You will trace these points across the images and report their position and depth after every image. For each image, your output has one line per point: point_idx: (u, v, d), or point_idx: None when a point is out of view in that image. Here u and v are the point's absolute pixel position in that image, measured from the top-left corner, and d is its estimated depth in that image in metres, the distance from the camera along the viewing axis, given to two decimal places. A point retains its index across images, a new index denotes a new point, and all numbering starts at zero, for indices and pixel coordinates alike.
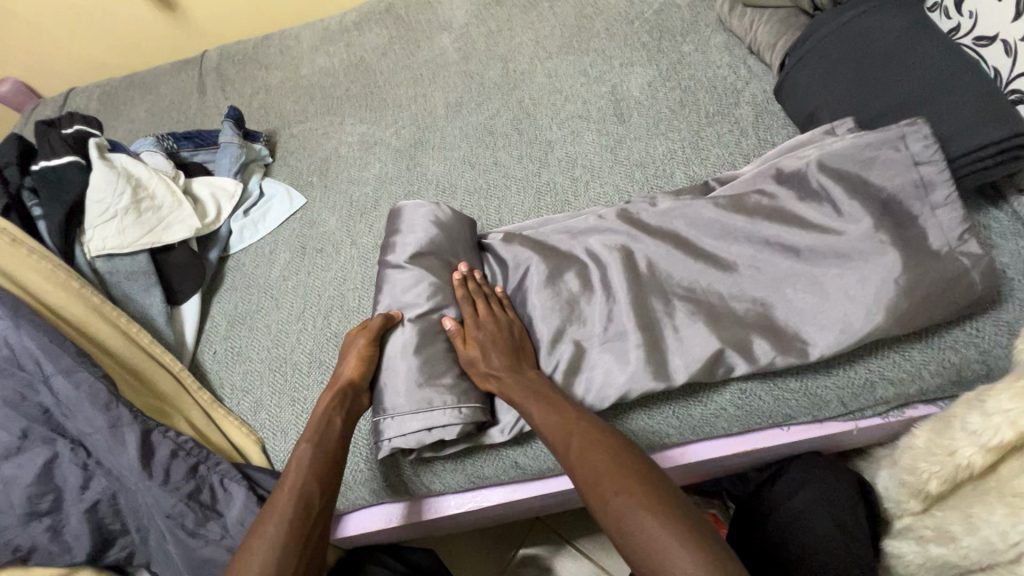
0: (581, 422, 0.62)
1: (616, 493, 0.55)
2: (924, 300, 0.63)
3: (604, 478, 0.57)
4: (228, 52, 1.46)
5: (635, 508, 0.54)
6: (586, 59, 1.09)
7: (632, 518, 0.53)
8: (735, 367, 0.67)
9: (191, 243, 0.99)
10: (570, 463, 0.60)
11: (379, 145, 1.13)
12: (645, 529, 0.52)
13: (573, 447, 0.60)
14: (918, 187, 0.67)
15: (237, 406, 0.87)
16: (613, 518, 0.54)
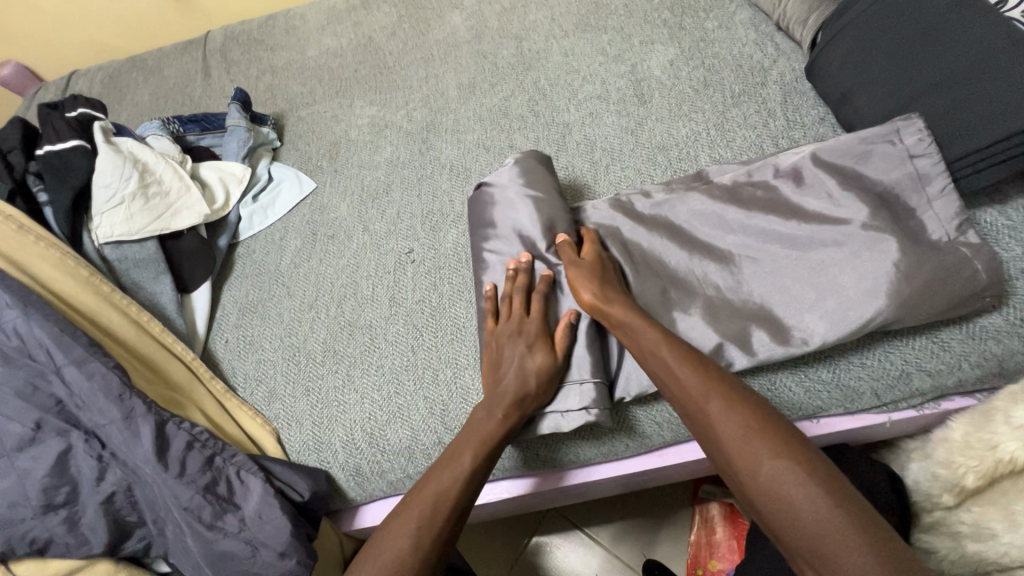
0: (722, 382, 0.59)
1: (772, 461, 0.53)
2: (966, 290, 0.61)
3: (759, 447, 0.54)
4: (233, 32, 1.42)
5: (796, 484, 0.51)
6: (604, 37, 1.05)
7: (793, 495, 0.50)
8: (767, 358, 0.65)
9: (200, 230, 0.97)
10: (709, 421, 0.58)
11: (390, 128, 1.10)
12: (811, 508, 0.49)
13: (715, 405, 0.58)
14: (914, 180, 0.68)
15: (250, 395, 0.85)
16: (770, 492, 0.52)
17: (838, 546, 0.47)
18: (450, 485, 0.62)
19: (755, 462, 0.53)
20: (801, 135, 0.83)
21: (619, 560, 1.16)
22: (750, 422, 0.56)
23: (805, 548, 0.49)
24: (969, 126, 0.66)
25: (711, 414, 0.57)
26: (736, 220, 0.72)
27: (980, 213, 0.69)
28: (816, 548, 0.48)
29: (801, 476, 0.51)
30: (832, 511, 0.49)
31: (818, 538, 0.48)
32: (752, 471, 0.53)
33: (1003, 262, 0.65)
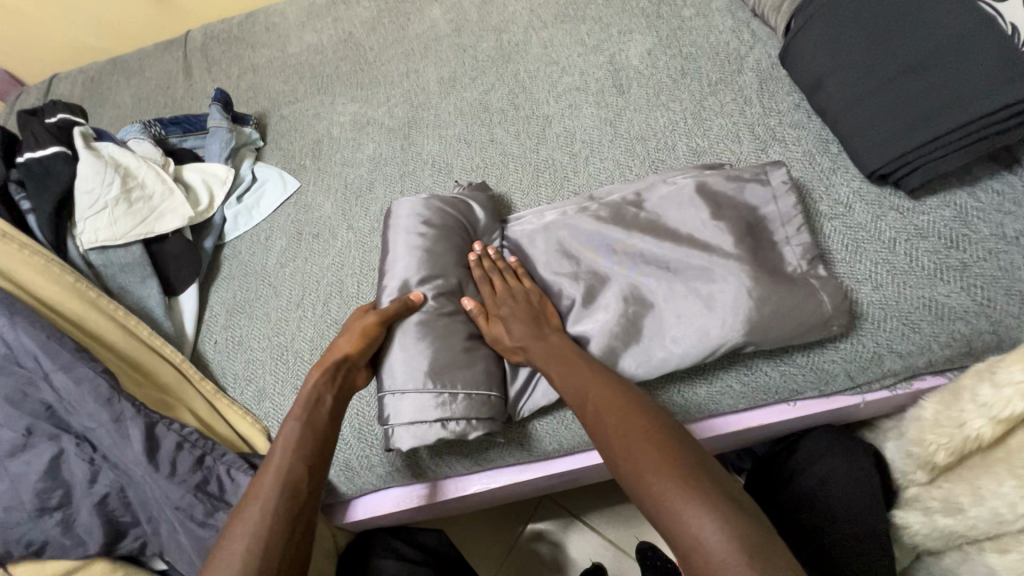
0: (600, 381, 0.61)
1: (634, 447, 0.54)
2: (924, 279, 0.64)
3: (620, 440, 0.55)
4: (213, 31, 1.41)
5: (650, 469, 0.52)
6: (582, 28, 1.05)
7: (647, 481, 0.51)
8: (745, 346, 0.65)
9: (185, 233, 0.98)
10: (587, 418, 0.59)
11: (372, 125, 1.10)
12: (658, 486, 0.50)
13: (592, 403, 0.59)
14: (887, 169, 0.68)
15: (241, 395, 0.87)
16: (632, 480, 0.53)
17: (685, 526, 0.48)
18: (293, 478, 0.59)
19: (619, 452, 0.54)
20: (777, 122, 0.83)
21: (612, 543, 1.18)
22: (619, 414, 0.57)
23: (666, 528, 0.49)
24: (936, 110, 0.66)
25: (589, 409, 0.59)
26: (663, 226, 0.73)
27: (951, 195, 0.70)
28: (669, 526, 0.49)
29: (659, 459, 0.52)
30: (682, 486, 0.49)
31: (666, 518, 0.49)
32: (618, 462, 0.54)
33: (970, 244, 0.67)
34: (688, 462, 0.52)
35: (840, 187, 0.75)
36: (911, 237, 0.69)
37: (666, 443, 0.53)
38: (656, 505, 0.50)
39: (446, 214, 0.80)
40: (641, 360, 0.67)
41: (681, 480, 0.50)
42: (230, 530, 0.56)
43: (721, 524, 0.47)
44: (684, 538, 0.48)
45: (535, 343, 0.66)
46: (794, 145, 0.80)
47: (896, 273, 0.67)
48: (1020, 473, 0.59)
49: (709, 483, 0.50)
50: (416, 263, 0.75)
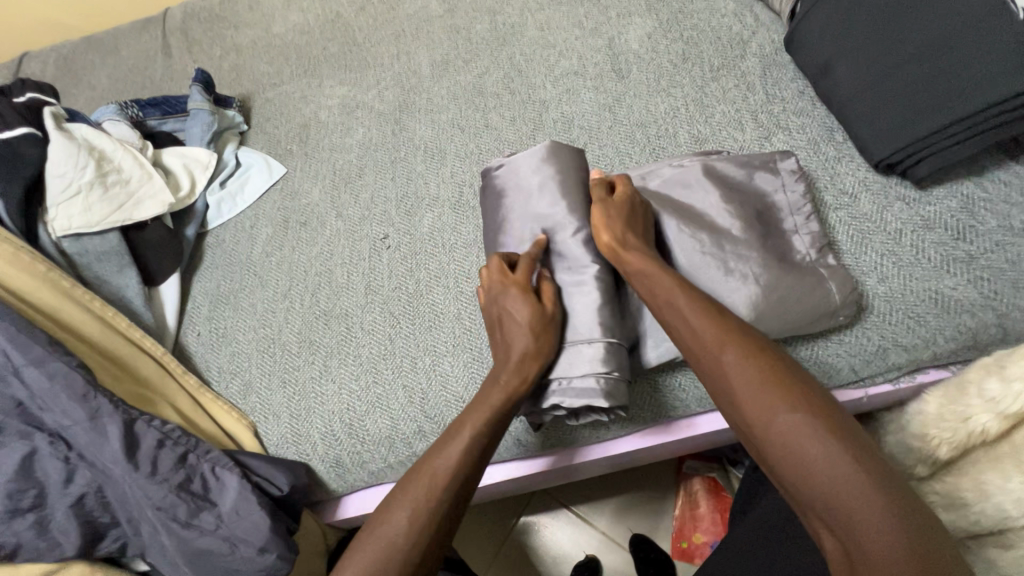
0: (738, 338, 0.56)
1: (786, 415, 0.50)
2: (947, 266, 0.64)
3: (770, 408, 0.51)
4: (193, 9, 1.34)
5: (809, 440, 0.48)
6: (580, 10, 1.01)
7: (802, 457, 0.48)
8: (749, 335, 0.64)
9: (165, 220, 0.93)
10: (722, 378, 0.55)
11: (361, 109, 1.06)
12: (818, 461, 0.47)
13: (731, 362, 0.54)
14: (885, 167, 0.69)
15: (226, 389, 0.84)
16: (783, 453, 0.49)
17: (848, 501, 0.45)
18: (444, 464, 0.58)
19: (764, 422, 0.51)
20: (780, 109, 0.81)
21: (605, 536, 1.18)
22: (763, 377, 0.52)
23: (821, 506, 0.47)
24: (947, 99, 0.65)
25: (725, 371, 0.55)
26: (670, 208, 0.70)
27: (958, 185, 0.69)
28: (833, 505, 0.46)
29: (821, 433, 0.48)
30: (846, 465, 0.46)
31: (827, 493, 0.46)
32: (766, 433, 0.51)
33: (978, 235, 0.65)
34: (853, 436, 0.48)
35: (845, 177, 0.73)
36: (917, 228, 0.67)
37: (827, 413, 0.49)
38: (810, 482, 0.47)
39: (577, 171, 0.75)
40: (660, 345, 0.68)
41: (845, 458, 0.46)
42: (380, 516, 0.57)
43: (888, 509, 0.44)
44: (842, 520, 0.45)
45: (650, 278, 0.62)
46: (798, 134, 0.78)
47: (902, 265, 0.66)
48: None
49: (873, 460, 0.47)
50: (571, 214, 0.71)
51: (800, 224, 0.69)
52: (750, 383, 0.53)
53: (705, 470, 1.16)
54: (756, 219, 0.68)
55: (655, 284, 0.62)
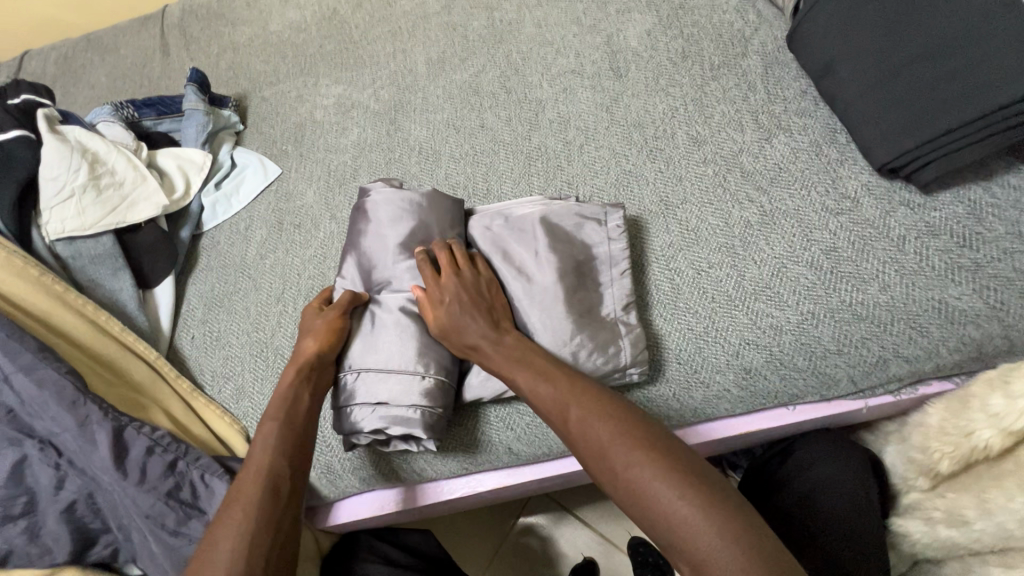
0: (574, 388, 0.57)
1: (622, 458, 0.51)
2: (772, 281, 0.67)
3: (603, 456, 0.52)
4: (191, 6, 1.33)
5: (644, 478, 0.49)
6: (579, 6, 0.99)
7: (637, 498, 0.49)
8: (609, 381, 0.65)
9: (160, 222, 0.93)
10: (565, 432, 0.55)
11: (357, 109, 1.04)
12: (651, 498, 0.48)
13: (570, 415, 0.55)
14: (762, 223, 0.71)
15: (219, 393, 0.83)
16: (625, 495, 0.50)
17: (691, 532, 0.46)
18: (279, 467, 0.58)
19: (611, 473, 0.51)
20: (782, 110, 0.78)
21: (604, 539, 1.17)
22: (596, 425, 0.54)
23: (666, 540, 0.48)
24: (957, 100, 0.62)
25: (568, 432, 0.55)
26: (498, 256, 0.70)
27: (965, 189, 0.66)
28: (673, 537, 0.47)
29: (650, 470, 0.50)
30: (681, 502, 0.47)
31: (662, 526, 0.48)
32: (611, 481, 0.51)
33: (986, 242, 0.63)
34: (677, 464, 0.50)
35: (847, 180, 0.71)
36: (921, 234, 0.65)
37: (654, 446, 0.51)
38: (653, 518, 0.48)
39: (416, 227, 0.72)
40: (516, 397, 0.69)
41: (674, 489, 0.48)
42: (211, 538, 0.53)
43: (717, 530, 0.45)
44: (685, 550, 0.46)
45: (487, 345, 0.62)
46: (800, 135, 0.76)
47: (904, 273, 0.64)
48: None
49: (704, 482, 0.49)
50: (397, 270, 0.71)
51: (614, 279, 0.69)
52: (595, 436, 0.53)
53: None
54: (573, 272, 0.67)
55: (482, 343, 0.62)
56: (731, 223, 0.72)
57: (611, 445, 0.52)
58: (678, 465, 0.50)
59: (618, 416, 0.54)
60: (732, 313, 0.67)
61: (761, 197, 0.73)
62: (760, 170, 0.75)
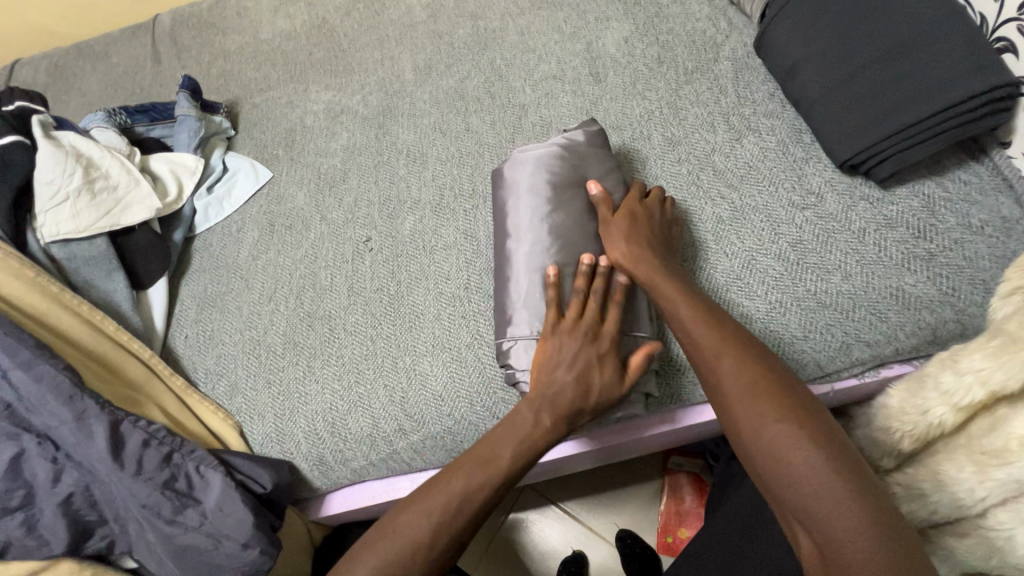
0: (736, 344, 0.59)
1: (773, 426, 0.53)
2: (821, 247, 0.70)
3: (751, 419, 0.55)
4: (182, 15, 1.36)
5: (799, 447, 0.51)
6: (559, 14, 1.03)
7: (776, 463, 0.52)
8: None
9: (153, 224, 0.95)
10: (719, 382, 0.58)
11: (346, 114, 1.07)
12: (798, 463, 0.51)
13: (728, 364, 0.58)
14: (734, 215, 0.75)
15: (213, 390, 0.86)
16: (762, 458, 0.53)
17: (827, 505, 0.49)
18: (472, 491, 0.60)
19: (759, 421, 0.54)
20: (751, 112, 0.82)
21: (593, 531, 1.20)
22: (756, 386, 0.56)
23: (796, 505, 0.50)
24: (909, 100, 0.67)
25: (720, 371, 0.58)
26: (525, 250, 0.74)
27: (919, 185, 0.70)
28: (806, 504, 0.50)
29: (805, 443, 0.51)
30: (828, 472, 0.50)
31: (795, 492, 0.50)
32: (752, 439, 0.54)
33: (937, 233, 0.67)
34: (837, 447, 0.51)
35: (812, 177, 0.75)
36: (879, 227, 0.69)
37: (814, 423, 0.53)
38: (788, 483, 0.51)
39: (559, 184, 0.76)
40: None
41: (826, 468, 0.50)
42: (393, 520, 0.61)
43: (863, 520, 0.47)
44: (811, 520, 0.49)
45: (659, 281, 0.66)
46: (768, 135, 0.80)
47: (865, 263, 0.68)
48: (978, 457, 0.57)
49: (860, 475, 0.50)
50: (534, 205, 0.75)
51: None
52: (746, 386, 0.56)
53: (687, 466, 1.17)
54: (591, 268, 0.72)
55: (634, 265, 0.68)
56: (705, 219, 0.76)
57: (765, 397, 0.55)
58: (839, 448, 0.51)
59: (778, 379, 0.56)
60: None
61: (733, 194, 0.77)
62: (730, 170, 0.79)
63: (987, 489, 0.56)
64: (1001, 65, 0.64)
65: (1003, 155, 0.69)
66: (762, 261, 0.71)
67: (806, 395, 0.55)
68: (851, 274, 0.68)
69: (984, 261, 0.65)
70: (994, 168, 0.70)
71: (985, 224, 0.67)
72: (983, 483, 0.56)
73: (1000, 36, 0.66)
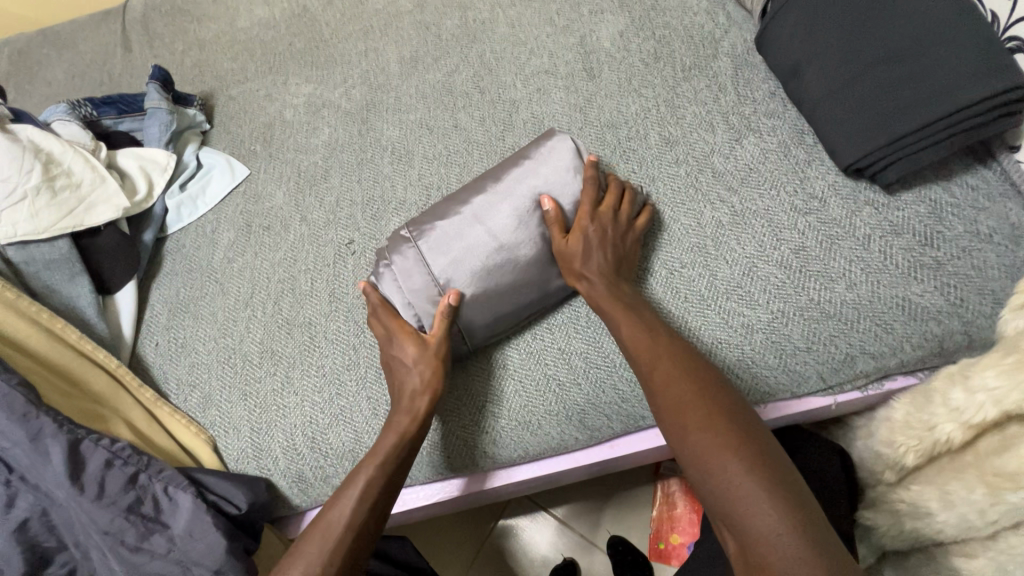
0: (669, 354, 0.59)
1: (695, 433, 0.53)
2: (826, 253, 0.67)
3: (676, 429, 0.54)
4: (154, 1, 1.29)
5: (716, 454, 0.51)
6: (552, 6, 0.99)
7: (700, 471, 0.51)
8: (610, 380, 0.69)
9: (120, 225, 0.89)
10: (653, 393, 0.58)
11: (328, 108, 1.02)
12: (717, 467, 0.50)
13: (660, 375, 0.58)
14: (734, 219, 0.72)
15: (185, 402, 0.81)
16: (687, 467, 0.53)
17: (743, 508, 0.48)
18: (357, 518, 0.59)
19: (683, 431, 0.54)
20: (751, 111, 0.79)
21: (585, 538, 1.17)
22: (682, 391, 0.56)
23: (720, 512, 0.49)
24: (917, 103, 0.64)
25: (654, 381, 0.58)
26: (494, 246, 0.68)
27: (926, 190, 0.68)
28: (728, 510, 0.49)
29: (720, 450, 0.51)
30: (742, 476, 0.49)
31: (717, 501, 0.49)
32: (680, 446, 0.54)
33: (944, 240, 0.65)
34: (757, 453, 0.50)
35: (814, 181, 0.72)
36: (885, 234, 0.67)
37: (736, 431, 0.52)
38: (710, 492, 0.50)
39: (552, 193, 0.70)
40: (533, 385, 0.70)
41: (744, 472, 0.49)
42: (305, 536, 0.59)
43: (784, 525, 0.45)
44: (734, 528, 0.48)
45: (603, 287, 0.65)
46: (769, 136, 0.77)
47: (870, 272, 0.65)
48: (989, 478, 0.54)
49: (782, 479, 0.48)
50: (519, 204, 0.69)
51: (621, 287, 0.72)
52: (677, 395, 0.56)
53: (680, 471, 1.15)
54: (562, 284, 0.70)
55: (595, 281, 0.66)
56: (704, 223, 0.73)
57: (691, 405, 0.54)
58: (761, 455, 0.50)
59: (707, 386, 0.56)
60: (704, 311, 0.68)
61: (733, 198, 0.73)
62: (731, 172, 0.75)
63: (998, 511, 0.53)
64: (1014, 66, 0.61)
65: (1011, 159, 0.66)
66: (765, 267, 0.68)
67: (736, 405, 0.55)
68: (856, 282, 0.65)
69: (993, 270, 0.63)
70: (1002, 173, 0.67)
71: (993, 232, 0.64)
72: (994, 505, 0.53)
73: (1013, 35, 0.63)
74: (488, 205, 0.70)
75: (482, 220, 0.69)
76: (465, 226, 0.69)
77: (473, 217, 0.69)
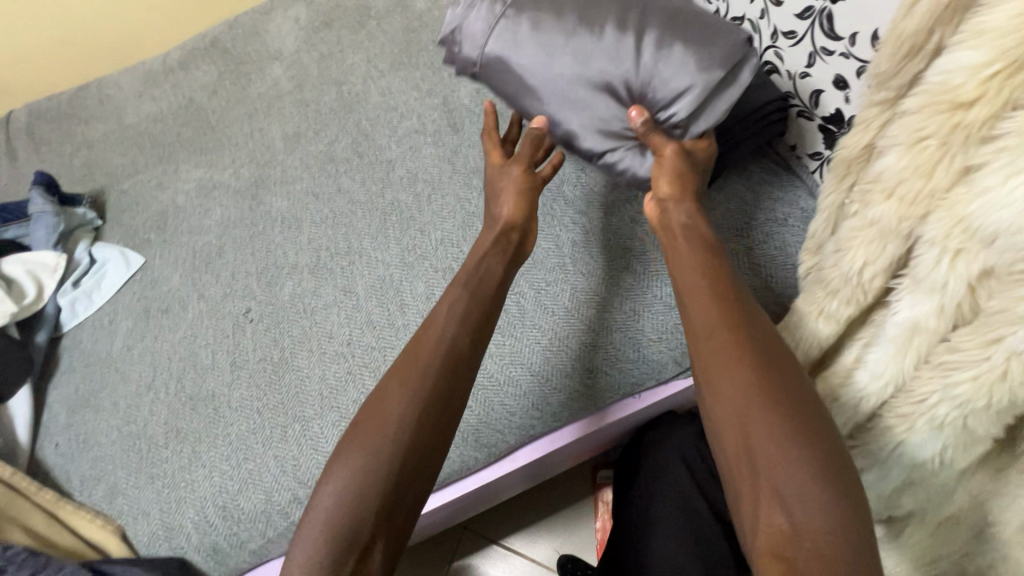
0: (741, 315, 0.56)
1: (767, 397, 0.50)
2: (661, 256, 0.78)
3: (751, 391, 0.51)
4: (39, 109, 1.32)
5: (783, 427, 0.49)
6: (416, 74, 1.10)
7: (774, 452, 0.48)
8: (497, 396, 0.75)
9: (10, 330, 0.89)
10: (713, 352, 0.55)
11: (218, 189, 1.07)
12: (779, 439, 0.48)
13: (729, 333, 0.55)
14: (586, 236, 0.82)
15: (89, 496, 0.80)
16: (744, 434, 0.50)
17: (805, 488, 0.46)
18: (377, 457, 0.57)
19: (754, 392, 0.51)
20: None
21: (535, 562, 1.20)
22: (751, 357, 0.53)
23: (774, 484, 0.47)
24: None
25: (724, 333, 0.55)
26: (576, 75, 0.72)
27: (733, 189, 0.81)
28: (785, 485, 0.47)
29: (795, 424, 0.49)
30: (808, 456, 0.47)
31: (777, 473, 0.47)
32: (745, 406, 0.51)
33: (750, 230, 0.77)
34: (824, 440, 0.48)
35: (647, 195, 0.83)
36: None
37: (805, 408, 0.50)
38: (769, 459, 0.48)
39: (664, 81, 0.68)
40: None
41: (815, 454, 0.47)
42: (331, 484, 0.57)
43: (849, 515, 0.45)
44: (794, 503, 0.46)
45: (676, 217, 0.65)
46: None
47: None
48: None
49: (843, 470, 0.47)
50: (620, 64, 0.70)
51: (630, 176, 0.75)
52: (749, 354, 0.53)
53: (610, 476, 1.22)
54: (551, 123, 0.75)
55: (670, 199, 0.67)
56: (561, 244, 0.82)
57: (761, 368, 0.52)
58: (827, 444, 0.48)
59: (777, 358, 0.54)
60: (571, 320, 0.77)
61: (583, 218, 0.83)
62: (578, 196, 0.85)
63: None
64: (768, 85, 0.75)
65: (797, 158, 0.80)
66: (612, 276, 0.78)
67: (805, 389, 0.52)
68: None
69: (792, 248, 0.76)
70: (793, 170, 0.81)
71: (788, 216, 0.78)
72: None
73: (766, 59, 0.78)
74: (592, 54, 0.71)
75: (564, 68, 0.72)
76: (568, 51, 0.72)
77: (575, 64, 0.72)
